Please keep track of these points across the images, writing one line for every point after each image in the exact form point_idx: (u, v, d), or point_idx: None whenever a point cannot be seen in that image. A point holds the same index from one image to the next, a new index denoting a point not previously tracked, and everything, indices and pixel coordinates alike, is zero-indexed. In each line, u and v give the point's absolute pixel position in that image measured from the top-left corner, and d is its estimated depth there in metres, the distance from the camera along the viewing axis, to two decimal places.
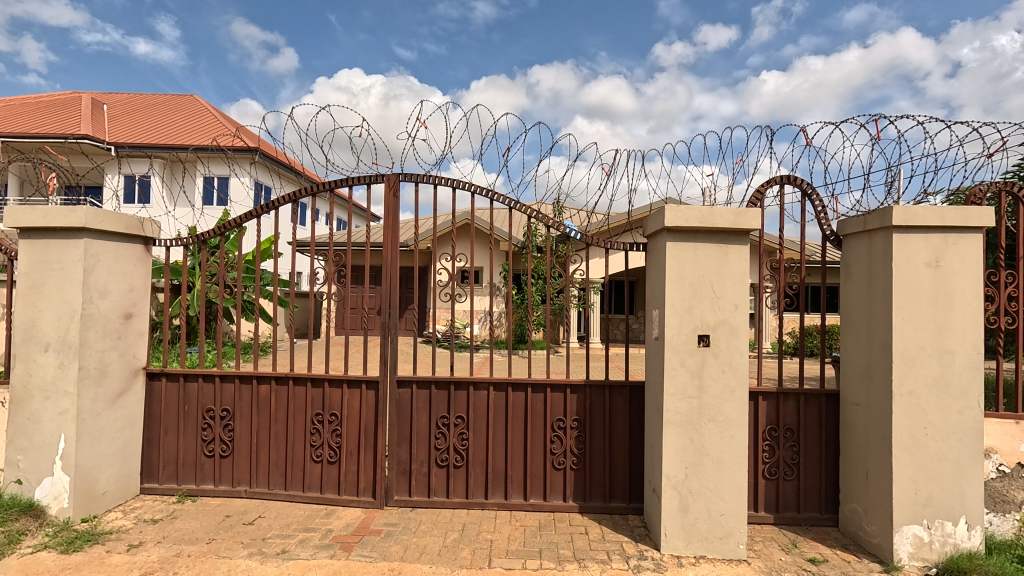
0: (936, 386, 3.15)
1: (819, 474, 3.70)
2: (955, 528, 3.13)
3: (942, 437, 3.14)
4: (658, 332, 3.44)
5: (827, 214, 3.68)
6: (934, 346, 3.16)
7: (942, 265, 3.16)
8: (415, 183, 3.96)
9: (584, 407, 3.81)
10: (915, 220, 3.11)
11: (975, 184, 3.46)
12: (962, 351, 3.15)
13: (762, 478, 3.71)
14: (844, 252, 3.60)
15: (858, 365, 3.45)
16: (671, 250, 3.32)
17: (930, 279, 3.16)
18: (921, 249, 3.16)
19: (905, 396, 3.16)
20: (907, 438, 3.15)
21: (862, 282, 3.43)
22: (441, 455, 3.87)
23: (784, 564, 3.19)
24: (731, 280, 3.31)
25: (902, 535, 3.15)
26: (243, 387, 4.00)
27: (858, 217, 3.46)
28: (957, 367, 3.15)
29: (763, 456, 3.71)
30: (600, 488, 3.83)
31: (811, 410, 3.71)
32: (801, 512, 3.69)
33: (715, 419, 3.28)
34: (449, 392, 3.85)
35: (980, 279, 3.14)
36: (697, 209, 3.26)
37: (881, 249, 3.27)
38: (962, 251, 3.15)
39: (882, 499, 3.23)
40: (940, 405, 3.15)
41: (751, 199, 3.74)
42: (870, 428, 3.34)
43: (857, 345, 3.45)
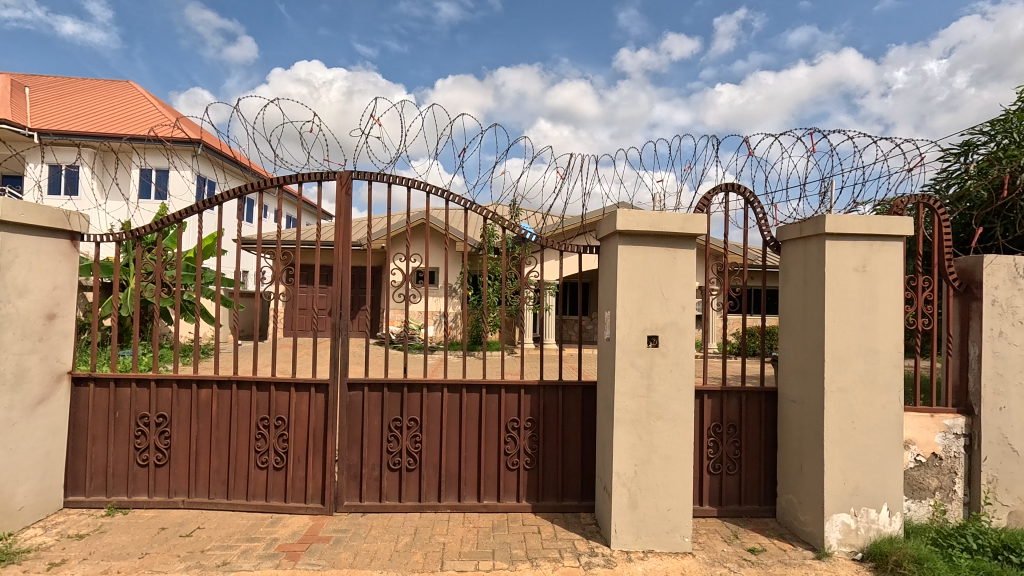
0: (862, 383, 3.39)
1: (759, 469, 3.89)
2: (878, 515, 3.37)
3: (867, 430, 3.38)
4: (610, 333, 3.52)
5: (767, 221, 3.88)
6: (861, 346, 3.39)
7: (868, 271, 3.40)
8: (368, 182, 3.88)
9: (538, 408, 3.85)
10: (844, 228, 3.34)
11: (897, 196, 3.74)
12: (885, 350, 3.39)
13: (706, 473, 3.87)
14: (782, 257, 3.82)
15: (795, 363, 3.67)
16: (622, 253, 3.41)
17: (858, 284, 3.40)
18: (851, 255, 3.39)
19: (835, 392, 3.37)
20: (838, 432, 3.37)
21: (799, 286, 3.65)
22: (393, 459, 3.81)
23: (725, 555, 3.34)
24: (678, 283, 3.43)
25: (833, 523, 3.36)
26: (180, 392, 3.79)
27: (795, 224, 3.67)
28: (881, 365, 3.39)
29: (707, 452, 3.87)
30: (552, 488, 3.87)
31: (751, 407, 3.90)
32: (742, 504, 3.87)
33: (663, 417, 3.39)
34: (402, 395, 3.80)
35: (900, 285, 3.41)
36: (647, 214, 3.36)
37: (815, 254, 3.48)
38: (885, 258, 3.40)
39: (815, 490, 3.43)
40: (867, 400, 3.38)
41: (697, 205, 3.90)
42: (804, 423, 3.54)
43: (794, 345, 3.67)
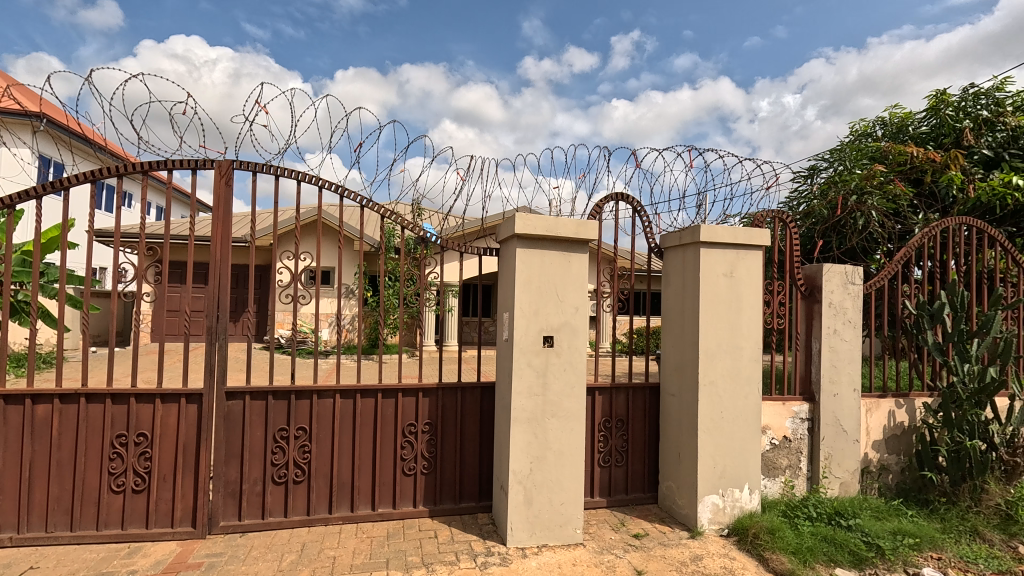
0: (729, 376, 3.78)
1: (643, 460, 4.19)
2: (741, 494, 3.79)
3: (732, 418, 3.78)
4: (508, 334, 3.58)
5: (652, 229, 4.20)
6: (728, 343, 3.79)
7: (734, 276, 3.81)
8: (252, 173, 3.58)
9: (436, 411, 3.80)
10: (715, 238, 3.71)
11: (758, 210, 4.25)
12: (747, 346, 3.82)
13: (597, 466, 4.08)
14: (664, 262, 4.15)
15: (674, 360, 4.00)
16: (520, 255, 3.49)
17: (726, 287, 3.79)
18: (720, 262, 3.78)
19: (707, 385, 3.73)
20: (709, 421, 3.73)
21: (678, 290, 3.99)
22: (279, 471, 3.55)
23: (613, 542, 3.54)
24: (572, 286, 3.59)
25: (704, 504, 3.71)
26: (9, 410, 3.20)
27: (675, 233, 4.00)
28: (744, 360, 3.81)
29: (598, 445, 4.08)
30: (450, 490, 3.85)
31: (637, 402, 4.19)
32: (629, 493, 4.14)
33: (557, 415, 3.52)
34: (289, 402, 3.54)
35: (759, 288, 3.86)
36: (544, 218, 3.47)
37: (691, 260, 3.83)
38: (748, 265, 3.84)
39: (690, 476, 3.77)
40: (732, 391, 3.78)
41: (591, 212, 4.11)
42: (682, 414, 3.87)
43: (674, 343, 4.00)
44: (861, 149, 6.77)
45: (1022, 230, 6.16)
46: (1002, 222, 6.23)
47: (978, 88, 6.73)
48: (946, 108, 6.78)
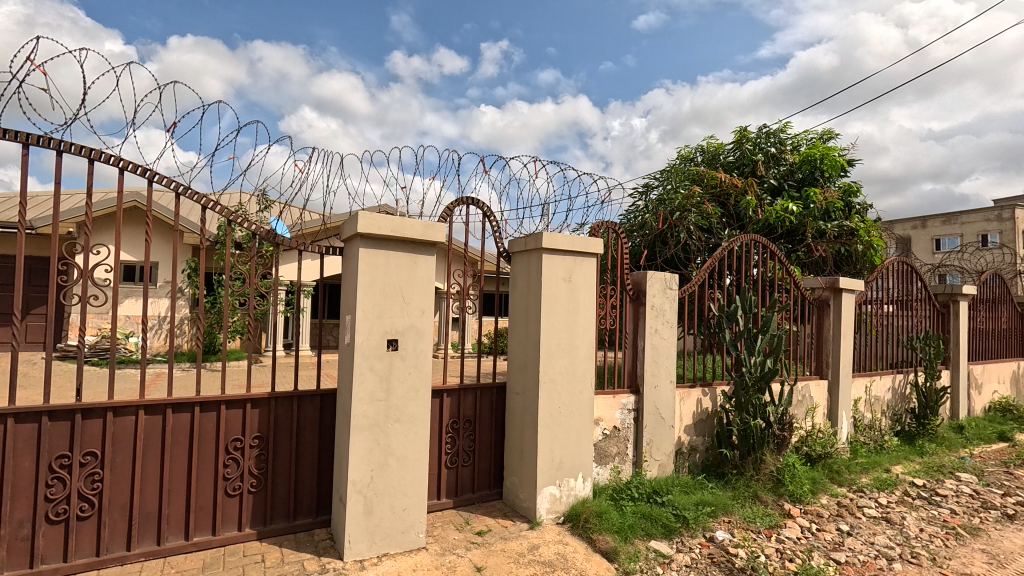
0: (566, 374, 4.06)
1: (489, 458, 4.30)
2: (575, 482, 4.09)
3: (569, 413, 4.06)
4: (350, 338, 3.41)
5: (500, 234, 4.34)
6: (566, 343, 4.07)
7: (572, 281, 4.10)
8: (23, 145, 2.92)
9: (267, 423, 3.47)
10: (555, 244, 3.96)
11: (595, 221, 4.65)
12: (583, 346, 4.15)
13: (444, 467, 4.08)
14: (511, 266, 4.32)
15: (519, 360, 4.18)
16: (362, 255, 3.35)
17: (565, 291, 4.06)
18: (560, 267, 4.04)
19: (547, 383, 3.96)
20: (548, 417, 3.96)
21: (523, 292, 4.17)
22: (56, 508, 2.94)
23: (456, 542, 3.57)
24: (418, 288, 3.55)
25: (543, 495, 3.92)
26: None
27: (521, 238, 4.19)
28: (580, 358, 4.13)
29: (445, 447, 4.08)
30: (282, 508, 3.55)
31: (485, 402, 4.29)
32: (475, 492, 4.22)
33: (400, 419, 3.45)
34: (72, 423, 2.95)
35: (593, 292, 4.21)
36: (389, 219, 3.38)
37: (535, 265, 4.03)
38: (584, 271, 4.17)
39: (530, 470, 3.97)
40: (569, 388, 4.07)
41: (441, 215, 4.11)
42: (525, 412, 4.06)
43: (519, 344, 4.18)
44: (684, 171, 7.79)
45: (795, 247, 7.61)
46: (782, 239, 7.64)
47: (768, 128, 8.16)
48: (746, 142, 8.11)
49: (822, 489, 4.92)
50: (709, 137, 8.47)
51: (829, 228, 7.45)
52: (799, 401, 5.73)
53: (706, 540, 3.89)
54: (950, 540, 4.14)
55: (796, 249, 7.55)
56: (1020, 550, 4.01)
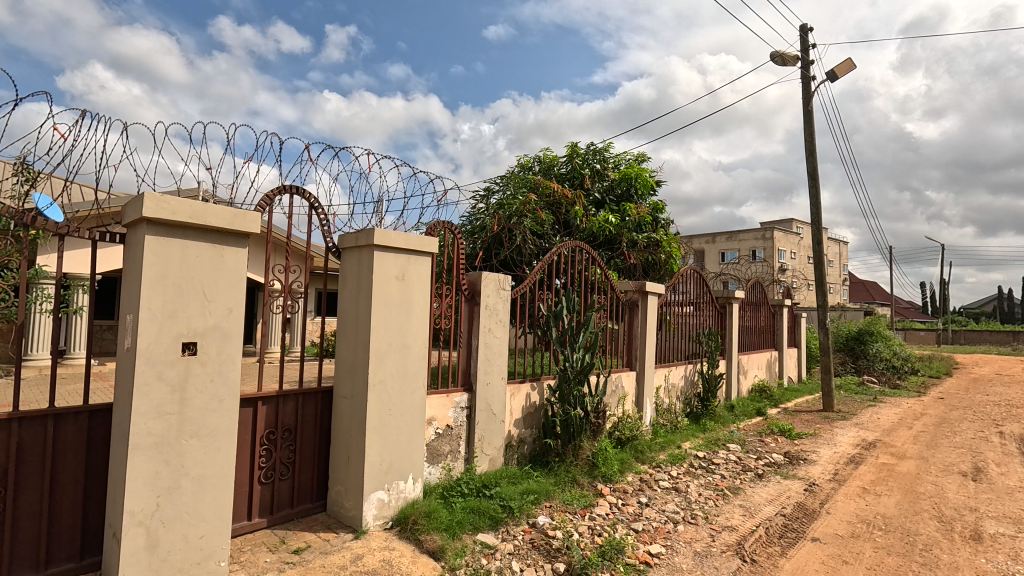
0: (398, 375, 3.96)
1: (312, 468, 3.98)
2: (405, 484, 4.01)
3: (399, 414, 3.96)
4: (131, 341, 2.86)
5: (329, 228, 4.06)
6: (398, 343, 3.97)
7: (406, 279, 4.02)
8: None
9: (5, 451, 2.73)
10: (388, 241, 3.83)
11: (432, 221, 4.62)
12: (415, 345, 4.10)
13: (257, 484, 3.65)
14: (341, 263, 4.06)
15: (347, 362, 3.94)
16: (150, 244, 2.84)
17: (398, 290, 3.96)
18: (393, 265, 3.92)
19: (377, 385, 3.80)
20: (377, 420, 3.81)
21: (353, 290, 3.96)
22: None
23: (267, 565, 3.23)
24: (224, 284, 3.13)
25: (370, 502, 3.76)
26: None
27: (352, 234, 3.97)
28: (412, 358, 4.06)
29: (259, 461, 3.66)
30: (28, 556, 2.83)
31: (308, 408, 3.96)
32: (294, 507, 3.87)
33: (198, 434, 3.01)
34: None
35: (427, 291, 4.18)
36: (187, 203, 2.92)
37: (366, 262, 3.85)
38: (418, 270, 4.12)
39: (356, 477, 3.77)
40: (400, 389, 3.98)
41: (259, 203, 3.69)
42: (352, 416, 3.85)
43: (347, 344, 3.95)
44: (521, 179, 8.22)
45: (614, 254, 8.55)
46: (603, 247, 8.52)
47: (595, 147, 9.02)
48: (576, 157, 8.86)
49: (628, 467, 5.59)
50: (546, 149, 9.07)
51: (640, 239, 8.53)
52: (613, 391, 6.44)
53: (529, 527, 4.13)
54: (719, 500, 5.03)
55: (614, 256, 8.48)
56: (764, 501, 5.04)
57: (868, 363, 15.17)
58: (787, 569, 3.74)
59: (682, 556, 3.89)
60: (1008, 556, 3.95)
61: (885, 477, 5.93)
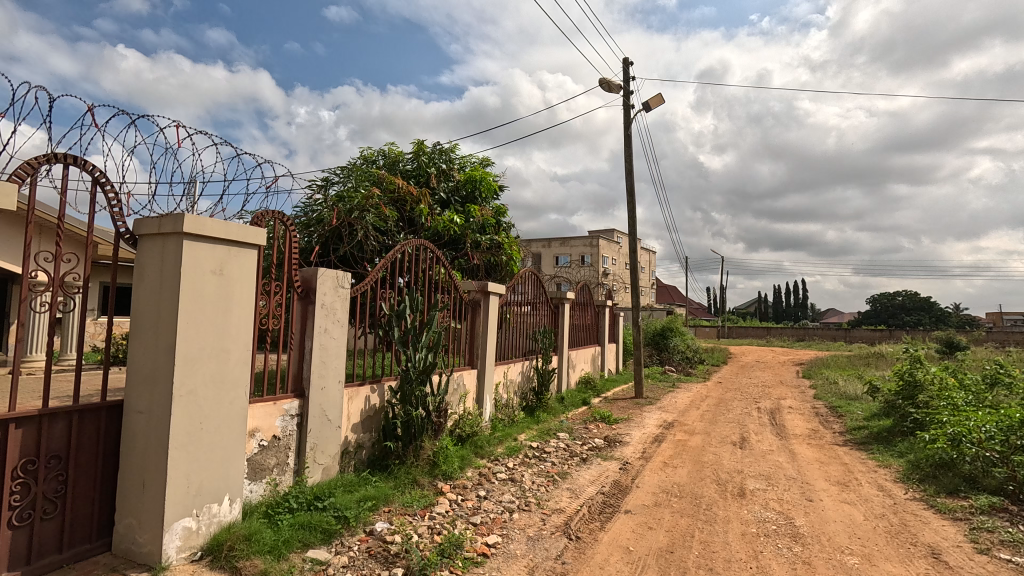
0: (212, 383, 3.45)
1: (91, 501, 3.27)
2: (219, 507, 3.52)
3: (214, 427, 3.46)
4: None
5: (121, 210, 3.37)
6: (214, 347, 3.46)
7: (224, 274, 3.53)
8: None
9: None
10: (202, 230, 3.32)
11: (258, 209, 4.14)
12: (235, 349, 3.62)
13: (7, 529, 2.87)
14: (137, 252, 3.40)
15: (143, 370, 3.31)
16: None
17: (214, 286, 3.46)
18: (208, 257, 3.41)
19: (185, 396, 3.27)
20: (183, 437, 3.27)
21: (154, 284, 3.34)
22: None
23: None
24: None
25: (172, 533, 3.21)
26: None
27: (153, 218, 3.35)
28: (231, 363, 3.58)
29: (11, 499, 2.88)
30: None
31: (86, 428, 3.23)
32: (64, 551, 3.12)
33: None
34: None
35: (250, 288, 3.72)
36: None
37: (173, 252, 3.27)
38: (239, 264, 3.64)
39: (154, 505, 3.19)
40: (215, 399, 3.48)
41: (15, 172, 2.90)
42: (150, 434, 3.25)
43: (145, 349, 3.32)
44: (364, 171, 7.85)
45: (458, 254, 8.67)
46: (448, 246, 8.59)
47: (442, 146, 9.03)
48: (423, 155, 8.76)
49: (468, 463, 5.72)
50: (391, 143, 8.79)
51: (483, 240, 8.79)
52: (455, 389, 6.53)
53: (365, 535, 3.96)
54: (549, 486, 5.43)
55: (458, 256, 8.60)
56: (587, 482, 5.59)
57: (669, 354, 17.85)
58: (604, 541, 4.20)
59: (516, 543, 4.10)
60: (760, 506, 4.99)
61: (679, 451, 7.02)
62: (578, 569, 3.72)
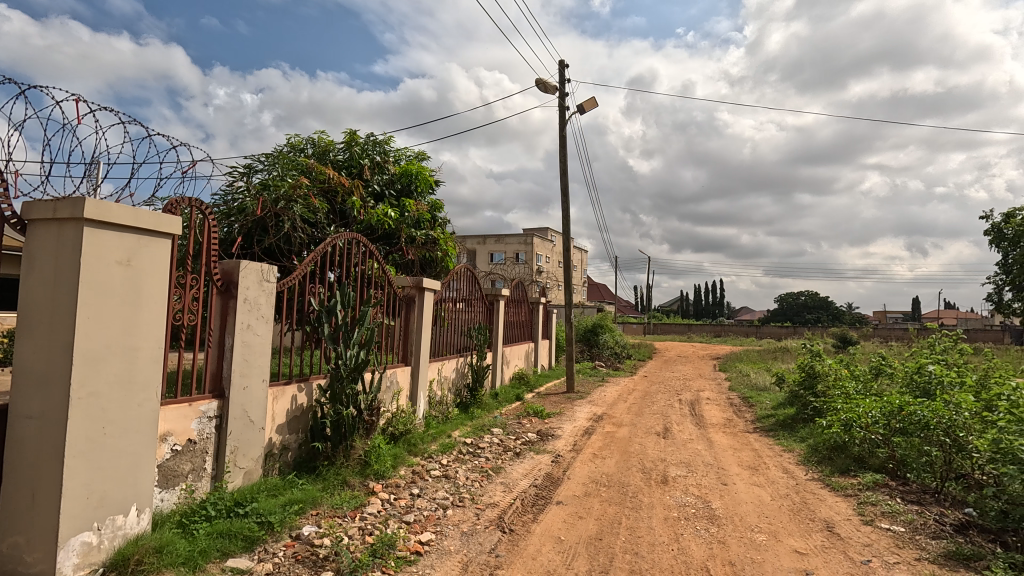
0: (118, 384, 3.16)
1: None
2: (125, 519, 3.23)
3: (120, 432, 3.17)
4: None
5: (5, 192, 2.99)
6: (120, 344, 3.17)
7: (133, 265, 3.23)
8: None
9: None
10: (107, 216, 3.02)
11: (172, 196, 3.83)
12: (145, 346, 3.33)
13: None
14: (26, 239, 3.03)
15: (33, 371, 2.97)
16: None
17: (121, 278, 3.16)
18: (114, 247, 3.11)
19: (85, 398, 2.97)
20: (83, 443, 2.97)
21: (47, 275, 3.00)
22: None
23: None
24: None
25: (69, 550, 2.90)
26: None
27: (46, 202, 3.00)
28: (140, 362, 3.30)
29: None
30: None
31: None
32: None
33: None
34: None
35: (163, 281, 3.44)
36: None
37: (70, 239, 2.95)
38: (151, 254, 3.35)
39: (47, 520, 2.87)
40: (122, 401, 3.18)
41: None
42: (41, 442, 2.92)
43: (35, 347, 2.97)
44: (292, 160, 7.46)
45: (392, 249, 8.49)
46: (381, 241, 8.39)
47: (376, 137, 8.77)
48: (355, 145, 8.47)
49: (401, 462, 5.62)
50: (321, 132, 8.42)
51: (418, 235, 8.65)
52: (387, 387, 6.40)
53: (292, 540, 3.79)
54: (483, 481, 5.46)
55: (392, 251, 8.42)
56: (521, 476, 5.68)
57: (599, 350, 18.49)
58: (537, 532, 4.29)
59: (450, 539, 4.10)
60: (681, 491, 5.31)
61: (608, 442, 7.31)
62: (511, 561, 3.78)
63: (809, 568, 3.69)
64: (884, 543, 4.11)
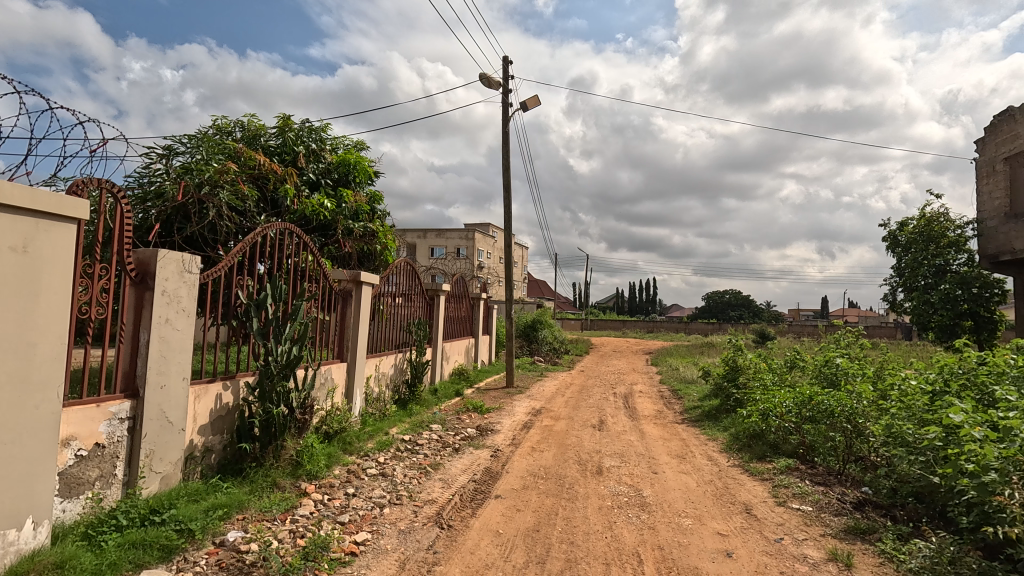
0: (10, 384, 2.83)
1: None
2: (19, 533, 2.91)
3: (12, 438, 2.85)
4: None
5: None
6: (13, 340, 2.84)
7: (30, 252, 2.91)
8: None
9: None
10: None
11: (78, 177, 3.48)
12: (45, 342, 3.01)
13: None
14: None
15: None
16: None
17: (15, 266, 2.83)
18: (7, 231, 2.78)
19: None
20: None
21: None
22: None
23: None
24: None
25: None
26: None
27: None
28: (38, 360, 2.97)
29: None
30: None
31: None
32: None
33: None
34: None
35: (67, 271, 3.12)
36: None
37: None
38: (51, 240, 3.02)
39: None
40: (15, 404, 2.86)
41: None
42: None
43: None
44: (218, 143, 6.97)
45: (328, 241, 8.18)
46: (316, 232, 8.05)
47: (311, 124, 8.38)
48: (289, 131, 8.05)
49: (335, 461, 5.44)
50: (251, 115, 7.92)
51: (356, 227, 8.39)
52: (321, 384, 6.17)
53: (215, 547, 3.56)
54: (421, 478, 5.40)
55: (327, 243, 8.12)
56: (459, 472, 5.67)
57: (538, 345, 18.77)
58: (475, 526, 4.31)
59: (387, 538, 4.02)
60: (615, 481, 5.52)
61: (546, 436, 7.46)
62: (449, 557, 3.77)
63: (729, 549, 3.95)
64: (794, 522, 4.48)
